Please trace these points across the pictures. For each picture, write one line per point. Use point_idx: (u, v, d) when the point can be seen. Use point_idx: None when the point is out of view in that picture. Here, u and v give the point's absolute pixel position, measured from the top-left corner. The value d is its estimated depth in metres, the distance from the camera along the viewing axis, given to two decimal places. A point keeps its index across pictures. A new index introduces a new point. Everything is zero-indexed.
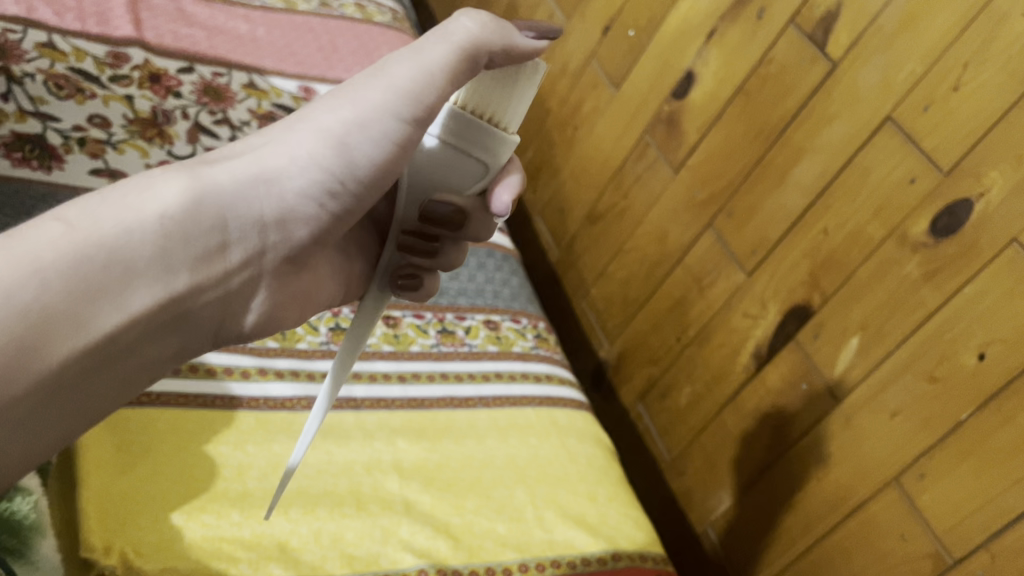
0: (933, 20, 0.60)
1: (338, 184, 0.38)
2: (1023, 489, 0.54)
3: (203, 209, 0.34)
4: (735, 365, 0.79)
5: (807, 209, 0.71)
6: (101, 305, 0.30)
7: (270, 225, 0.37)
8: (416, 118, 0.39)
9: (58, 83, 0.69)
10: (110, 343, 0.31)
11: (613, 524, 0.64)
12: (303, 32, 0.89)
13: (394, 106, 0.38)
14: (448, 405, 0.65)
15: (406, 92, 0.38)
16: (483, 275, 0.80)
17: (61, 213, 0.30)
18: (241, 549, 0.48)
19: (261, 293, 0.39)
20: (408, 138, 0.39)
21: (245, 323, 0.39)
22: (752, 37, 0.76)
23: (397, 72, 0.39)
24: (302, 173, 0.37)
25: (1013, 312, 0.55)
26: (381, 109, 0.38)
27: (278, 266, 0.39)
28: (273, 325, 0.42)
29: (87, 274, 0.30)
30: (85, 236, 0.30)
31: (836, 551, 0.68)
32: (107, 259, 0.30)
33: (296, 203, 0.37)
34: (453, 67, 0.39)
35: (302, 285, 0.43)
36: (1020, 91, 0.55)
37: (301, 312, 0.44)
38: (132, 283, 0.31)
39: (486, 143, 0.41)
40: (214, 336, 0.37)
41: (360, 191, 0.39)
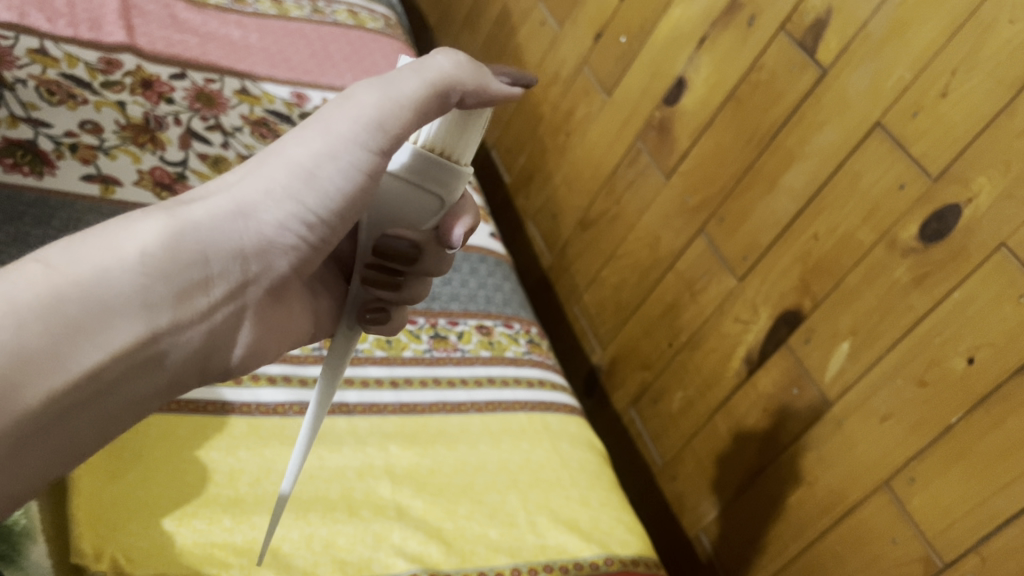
0: (921, 26, 0.60)
1: (319, 216, 0.38)
2: (1012, 492, 0.55)
3: (182, 244, 0.34)
4: (727, 371, 0.79)
5: (797, 214, 0.71)
6: (90, 343, 0.30)
7: (250, 258, 0.37)
8: (382, 149, 0.37)
9: (50, 89, 0.70)
10: (98, 382, 0.30)
11: (605, 528, 0.63)
12: (295, 38, 0.90)
13: (354, 144, 0.37)
14: (441, 410, 0.65)
15: (371, 124, 0.36)
16: (475, 280, 0.81)
17: (42, 256, 0.30)
18: (232, 554, 0.48)
19: (245, 326, 0.38)
20: (376, 169, 0.37)
21: (228, 360, 0.38)
22: (742, 45, 0.76)
23: (363, 105, 0.37)
24: (281, 208, 0.36)
25: (1002, 317, 0.56)
26: (346, 142, 0.37)
27: (259, 299, 0.39)
28: (256, 361, 0.41)
29: (74, 314, 0.29)
30: (68, 275, 0.30)
31: (827, 554, 0.68)
32: (90, 298, 0.30)
33: (273, 234, 0.37)
34: (422, 104, 0.36)
35: (278, 317, 0.42)
36: (1008, 98, 0.55)
37: (280, 344, 0.44)
38: (115, 319, 0.31)
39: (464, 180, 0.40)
40: (200, 375, 0.37)
41: (334, 224, 0.39)
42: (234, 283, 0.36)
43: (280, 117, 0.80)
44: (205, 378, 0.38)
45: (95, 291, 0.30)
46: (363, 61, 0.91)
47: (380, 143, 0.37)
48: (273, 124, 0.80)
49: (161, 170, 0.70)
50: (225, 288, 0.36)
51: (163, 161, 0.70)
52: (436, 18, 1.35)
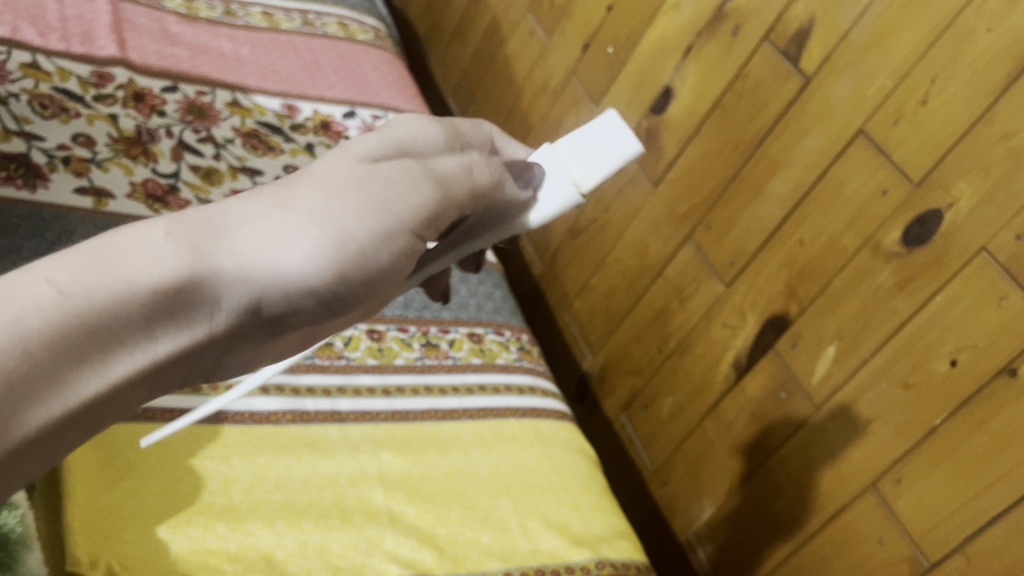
0: (901, 35, 0.61)
1: (352, 281, 0.30)
2: (996, 492, 0.56)
3: (203, 296, 0.26)
4: (716, 375, 0.80)
5: (783, 220, 0.72)
6: (61, 401, 0.23)
7: (257, 312, 0.28)
8: (429, 232, 0.34)
9: (43, 103, 0.70)
10: (51, 445, 0.24)
11: (596, 532, 0.64)
12: (286, 51, 0.90)
13: (423, 204, 0.33)
14: (432, 417, 0.66)
15: (434, 205, 0.34)
16: (465, 289, 0.81)
17: (50, 272, 0.23)
18: (226, 562, 0.49)
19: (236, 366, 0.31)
20: (414, 247, 0.33)
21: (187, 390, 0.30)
22: (727, 53, 0.77)
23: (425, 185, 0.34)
24: (316, 264, 0.28)
25: (983, 319, 0.57)
26: (411, 202, 0.32)
27: (238, 350, 0.30)
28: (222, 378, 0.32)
29: (55, 356, 0.23)
30: (73, 310, 0.23)
31: (817, 556, 0.69)
32: (90, 350, 0.23)
33: (299, 295, 0.29)
34: (472, 195, 0.36)
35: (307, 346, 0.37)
36: (986, 105, 0.56)
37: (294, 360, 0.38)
38: (88, 382, 0.24)
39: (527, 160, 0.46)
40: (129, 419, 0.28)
41: (358, 285, 0.30)
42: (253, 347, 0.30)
43: (271, 129, 0.81)
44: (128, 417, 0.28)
45: (99, 337, 0.24)
46: (351, 75, 0.92)
47: (436, 220, 0.34)
48: (264, 135, 0.81)
49: (153, 182, 0.71)
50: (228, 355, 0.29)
51: (155, 173, 0.71)
52: (425, 30, 1.36)
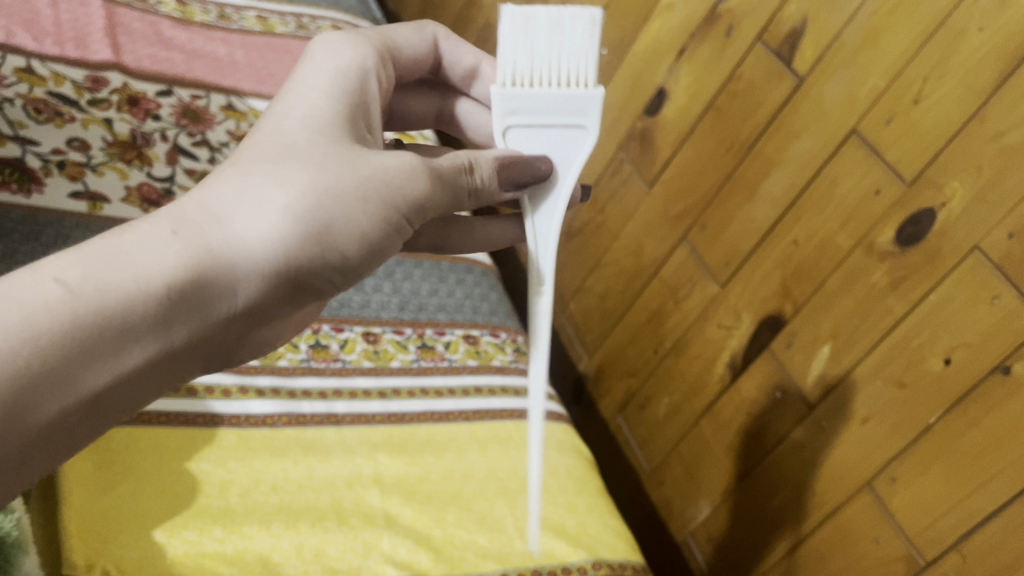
0: (893, 35, 0.61)
1: (322, 247, 0.38)
2: (990, 490, 0.56)
3: (187, 277, 0.33)
4: (711, 375, 0.80)
5: (777, 220, 0.72)
6: (87, 377, 0.31)
7: (244, 284, 0.36)
8: (397, 209, 0.40)
9: (37, 107, 0.70)
10: (101, 408, 0.32)
11: (593, 533, 0.64)
12: (281, 54, 0.90)
13: (373, 176, 0.39)
14: (428, 419, 0.66)
15: (390, 183, 0.40)
16: (462, 291, 0.80)
17: (61, 274, 0.31)
18: (223, 565, 0.49)
19: (245, 341, 0.40)
20: (374, 218, 0.39)
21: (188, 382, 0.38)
22: (720, 54, 0.77)
23: (370, 167, 0.40)
24: (281, 235, 0.36)
25: (976, 318, 0.57)
26: (351, 178, 0.39)
27: (240, 321, 0.37)
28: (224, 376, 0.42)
29: (80, 340, 0.31)
30: (85, 301, 0.31)
31: (813, 554, 0.69)
32: (90, 338, 0.31)
33: (275, 266, 0.36)
34: (422, 177, 0.41)
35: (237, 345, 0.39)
36: (978, 104, 0.56)
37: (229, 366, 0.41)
38: (103, 353, 0.31)
39: (532, 110, 0.47)
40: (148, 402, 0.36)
41: (329, 251, 0.38)
42: (176, 340, 0.34)
43: None
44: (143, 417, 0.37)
45: (92, 330, 0.31)
46: None
47: (397, 194, 0.40)
48: None
49: (148, 187, 0.71)
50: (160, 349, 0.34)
51: (150, 177, 0.71)
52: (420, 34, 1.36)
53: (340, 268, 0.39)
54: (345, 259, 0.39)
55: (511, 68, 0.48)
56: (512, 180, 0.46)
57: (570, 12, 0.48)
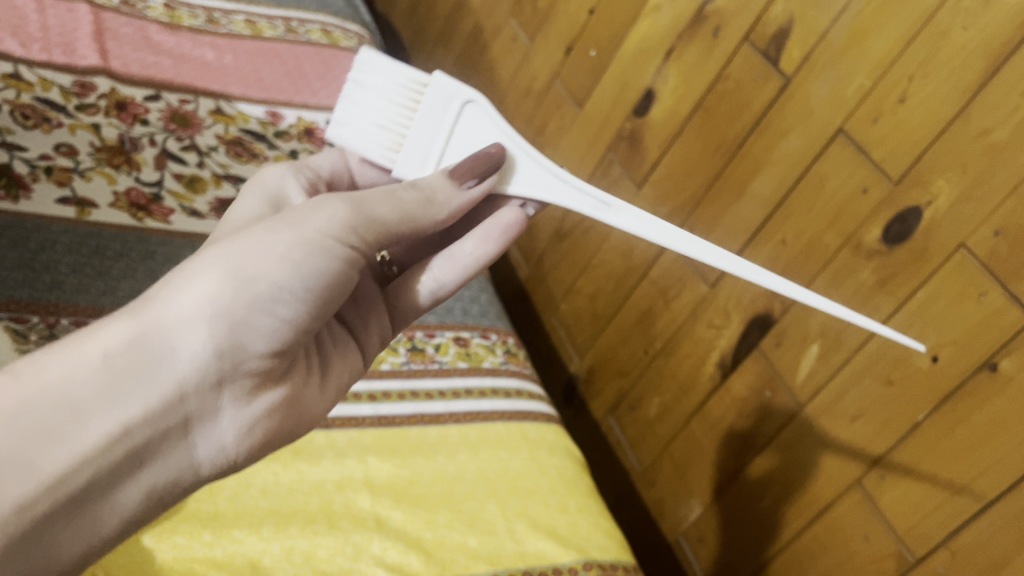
0: (878, 34, 0.61)
1: (263, 293, 0.39)
2: (979, 486, 0.56)
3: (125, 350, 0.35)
4: (702, 375, 0.80)
5: (765, 220, 0.72)
6: (41, 454, 0.33)
7: (195, 345, 0.37)
8: (337, 241, 0.41)
9: (25, 113, 0.70)
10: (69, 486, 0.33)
11: (583, 534, 0.64)
12: (269, 58, 0.90)
13: (302, 223, 0.41)
14: (418, 421, 0.66)
15: (321, 223, 0.41)
16: (451, 293, 0.81)
17: (8, 372, 0.34)
18: (212, 569, 0.49)
19: (240, 414, 0.40)
20: (315, 256, 0.40)
21: (190, 462, 0.39)
22: (708, 55, 0.78)
23: (299, 215, 0.41)
24: (215, 293, 0.38)
25: (964, 315, 0.57)
26: (278, 230, 0.40)
27: (210, 386, 0.38)
28: (250, 460, 0.42)
29: (24, 418, 0.32)
30: (24, 386, 0.33)
31: (804, 553, 0.70)
32: (32, 416, 0.33)
33: (219, 323, 0.37)
34: (356, 208, 0.42)
35: (235, 417, 0.40)
36: (964, 101, 0.56)
37: (249, 446, 0.41)
38: (52, 430, 0.33)
39: (424, 139, 0.50)
40: (141, 484, 0.36)
41: (274, 297, 0.39)
42: (131, 409, 0.35)
43: (255, 136, 0.81)
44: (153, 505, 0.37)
45: (34, 407, 0.33)
46: (335, 81, 0.92)
47: (330, 228, 0.41)
48: (248, 142, 0.80)
49: (136, 192, 0.71)
50: (117, 420, 0.35)
51: (138, 182, 0.71)
52: (409, 36, 1.36)
53: (287, 304, 0.40)
54: (286, 292, 0.39)
55: (381, 150, 0.50)
56: (470, 173, 0.47)
57: (359, 64, 0.50)
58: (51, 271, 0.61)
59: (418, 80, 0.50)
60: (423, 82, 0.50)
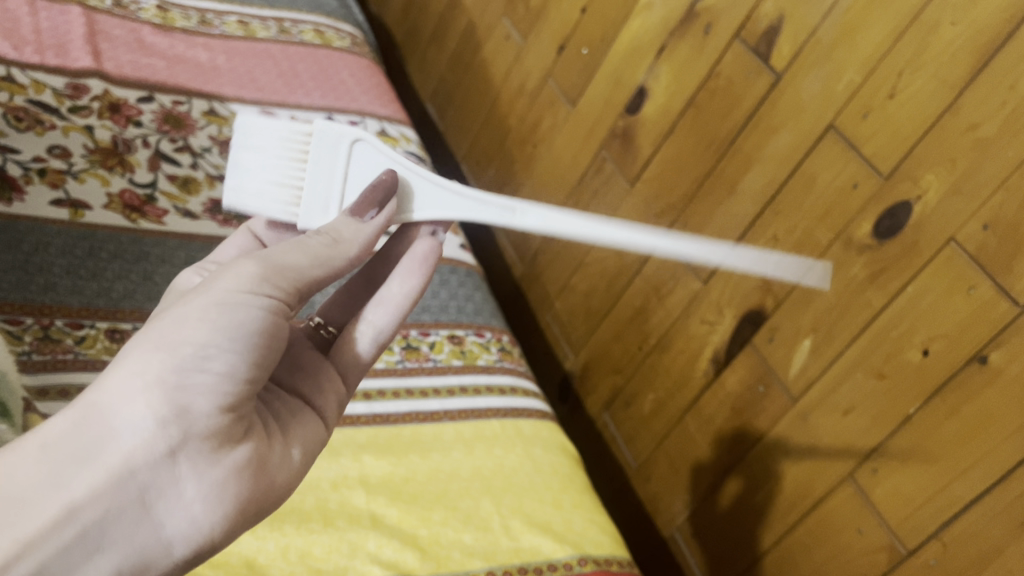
0: (867, 31, 0.62)
1: (191, 355, 0.36)
2: (970, 478, 0.57)
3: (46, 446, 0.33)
4: (696, 371, 0.80)
5: (757, 216, 0.73)
6: None
7: (123, 425, 0.34)
8: (256, 292, 0.39)
9: (18, 115, 0.70)
10: None
11: (578, 530, 0.64)
12: (262, 58, 0.91)
13: (216, 287, 0.39)
14: (414, 419, 0.66)
15: (234, 280, 0.39)
16: (446, 291, 0.81)
17: None
18: (207, 568, 0.49)
19: (205, 491, 0.36)
20: (236, 310, 0.38)
21: (158, 544, 0.34)
22: (699, 52, 0.78)
23: (211, 282, 0.39)
24: (137, 367, 0.35)
25: (953, 309, 0.57)
26: (192, 299, 0.38)
27: (159, 465, 0.34)
28: (230, 536, 0.38)
29: None
30: None
31: (798, 547, 0.70)
32: None
33: (147, 394, 0.34)
34: (266, 259, 0.40)
35: (200, 487, 0.36)
36: (952, 97, 0.57)
37: (224, 518, 0.37)
38: None
39: (318, 184, 0.50)
40: (102, 573, 0.33)
41: (204, 357, 0.36)
42: (77, 493, 0.32)
43: None
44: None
45: None
46: (329, 82, 0.92)
47: (244, 282, 0.39)
48: None
49: (130, 193, 0.71)
50: (61, 505, 0.32)
51: (132, 184, 0.72)
52: (402, 35, 1.36)
53: (220, 358, 0.37)
54: (216, 347, 0.37)
55: (281, 204, 0.50)
56: (370, 202, 0.47)
57: (239, 133, 0.51)
58: (44, 272, 0.62)
59: (299, 133, 0.50)
60: (304, 131, 0.50)
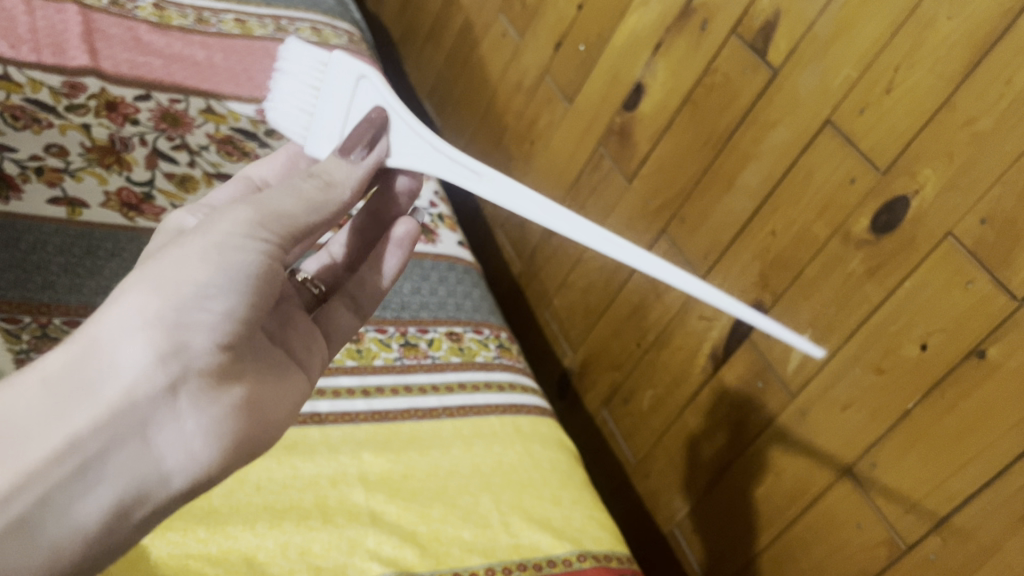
0: (863, 26, 0.62)
1: (187, 295, 0.40)
2: (969, 472, 0.57)
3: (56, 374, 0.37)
4: (694, 367, 0.80)
5: (754, 212, 0.73)
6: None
7: (126, 359, 0.38)
8: (249, 235, 0.43)
9: (15, 114, 0.70)
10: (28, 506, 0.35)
11: (577, 526, 0.64)
12: (259, 56, 0.90)
13: (213, 228, 0.43)
14: (412, 416, 0.66)
15: (228, 223, 0.43)
16: (444, 288, 0.80)
17: None
18: (207, 565, 0.49)
19: (202, 423, 0.40)
20: (230, 253, 0.42)
21: (159, 467, 0.39)
22: (696, 48, 0.78)
23: (209, 223, 0.43)
24: (137, 305, 0.39)
25: (951, 303, 0.57)
26: (190, 239, 0.42)
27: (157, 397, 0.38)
28: (228, 470, 0.42)
29: None
30: None
31: (798, 542, 0.70)
32: None
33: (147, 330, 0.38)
34: (259, 204, 0.44)
35: (198, 423, 0.40)
36: (949, 92, 0.57)
37: (221, 453, 0.41)
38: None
39: (330, 112, 0.53)
40: (109, 489, 0.38)
41: (200, 297, 0.41)
42: (84, 421, 0.37)
43: (246, 135, 0.81)
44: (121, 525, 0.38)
45: None
46: None
47: (239, 226, 0.43)
48: (239, 141, 0.81)
49: (127, 191, 0.71)
50: (71, 430, 0.37)
51: (130, 182, 0.71)
52: (399, 33, 1.36)
53: (215, 299, 0.41)
54: (211, 287, 0.41)
55: (299, 127, 0.54)
56: (356, 144, 0.51)
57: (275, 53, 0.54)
58: (42, 271, 0.61)
59: (321, 59, 0.53)
60: (327, 57, 0.53)
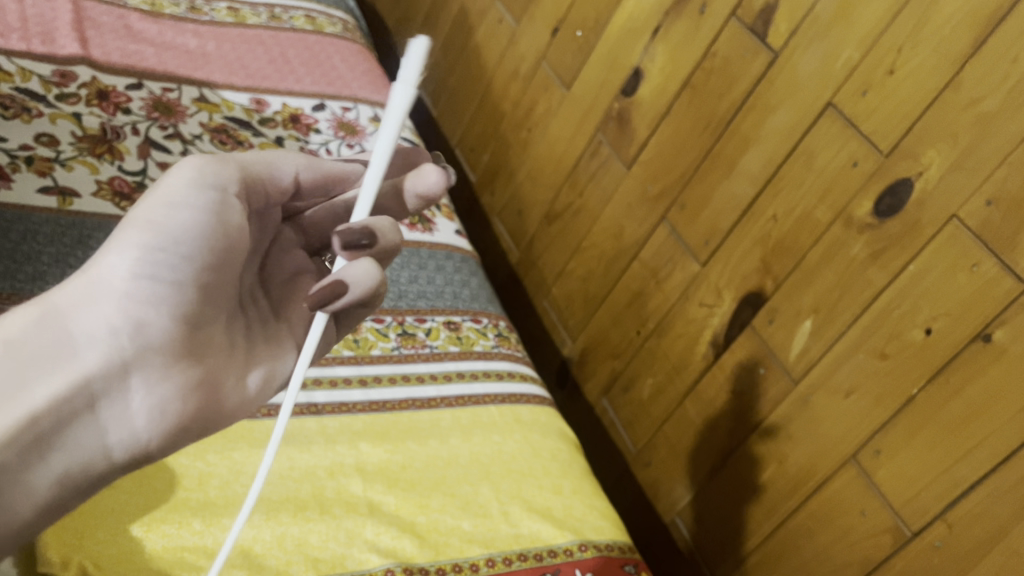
0: (865, 7, 0.61)
1: (146, 260, 0.39)
2: (974, 458, 0.56)
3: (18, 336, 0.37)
4: (695, 355, 0.80)
5: (755, 197, 0.72)
6: None
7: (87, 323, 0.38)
8: (216, 198, 0.42)
9: (4, 103, 0.69)
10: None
11: (578, 515, 0.64)
12: (253, 45, 0.89)
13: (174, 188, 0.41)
14: (411, 406, 0.65)
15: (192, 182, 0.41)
16: (442, 277, 0.79)
17: None
18: (203, 558, 0.48)
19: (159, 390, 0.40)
20: (192, 215, 0.41)
21: (123, 429, 0.39)
22: (695, 32, 0.77)
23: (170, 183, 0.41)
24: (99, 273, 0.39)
25: (957, 287, 0.57)
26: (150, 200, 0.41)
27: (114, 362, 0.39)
28: (185, 439, 0.42)
29: None
30: None
31: (801, 530, 0.69)
32: None
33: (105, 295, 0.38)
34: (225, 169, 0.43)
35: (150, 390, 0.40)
36: (952, 72, 0.56)
37: (177, 421, 0.41)
38: None
39: None
40: (75, 454, 0.37)
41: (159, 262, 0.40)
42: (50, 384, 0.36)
43: (239, 124, 0.80)
44: (79, 489, 0.37)
45: None
46: (320, 68, 0.91)
47: (207, 187, 0.41)
48: (233, 129, 0.80)
49: (120, 180, 0.69)
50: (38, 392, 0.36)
51: (122, 171, 0.70)
52: (393, 22, 1.35)
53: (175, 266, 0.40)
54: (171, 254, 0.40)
55: None
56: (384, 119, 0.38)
57: None
58: (33, 262, 0.60)
59: None
60: None
